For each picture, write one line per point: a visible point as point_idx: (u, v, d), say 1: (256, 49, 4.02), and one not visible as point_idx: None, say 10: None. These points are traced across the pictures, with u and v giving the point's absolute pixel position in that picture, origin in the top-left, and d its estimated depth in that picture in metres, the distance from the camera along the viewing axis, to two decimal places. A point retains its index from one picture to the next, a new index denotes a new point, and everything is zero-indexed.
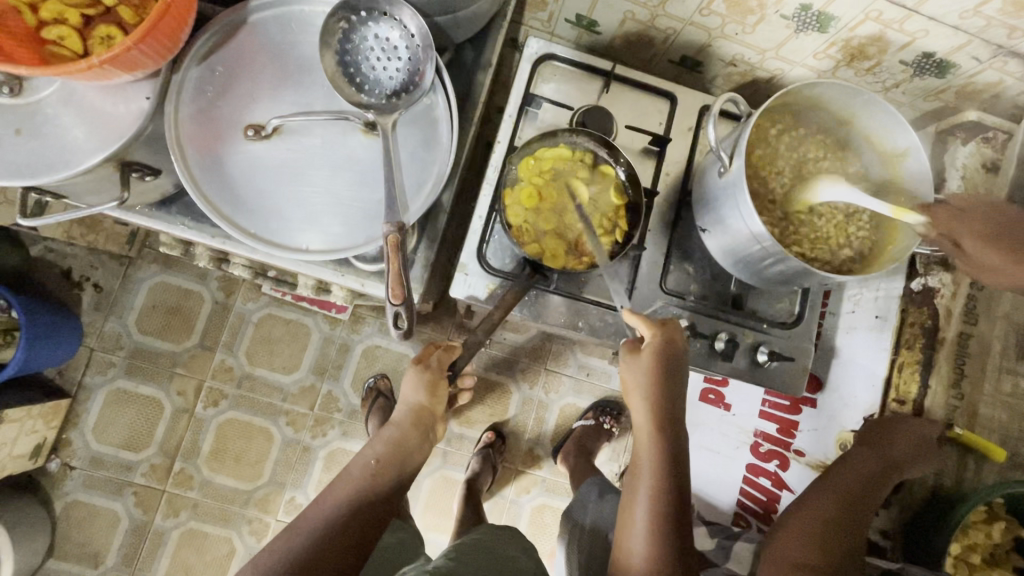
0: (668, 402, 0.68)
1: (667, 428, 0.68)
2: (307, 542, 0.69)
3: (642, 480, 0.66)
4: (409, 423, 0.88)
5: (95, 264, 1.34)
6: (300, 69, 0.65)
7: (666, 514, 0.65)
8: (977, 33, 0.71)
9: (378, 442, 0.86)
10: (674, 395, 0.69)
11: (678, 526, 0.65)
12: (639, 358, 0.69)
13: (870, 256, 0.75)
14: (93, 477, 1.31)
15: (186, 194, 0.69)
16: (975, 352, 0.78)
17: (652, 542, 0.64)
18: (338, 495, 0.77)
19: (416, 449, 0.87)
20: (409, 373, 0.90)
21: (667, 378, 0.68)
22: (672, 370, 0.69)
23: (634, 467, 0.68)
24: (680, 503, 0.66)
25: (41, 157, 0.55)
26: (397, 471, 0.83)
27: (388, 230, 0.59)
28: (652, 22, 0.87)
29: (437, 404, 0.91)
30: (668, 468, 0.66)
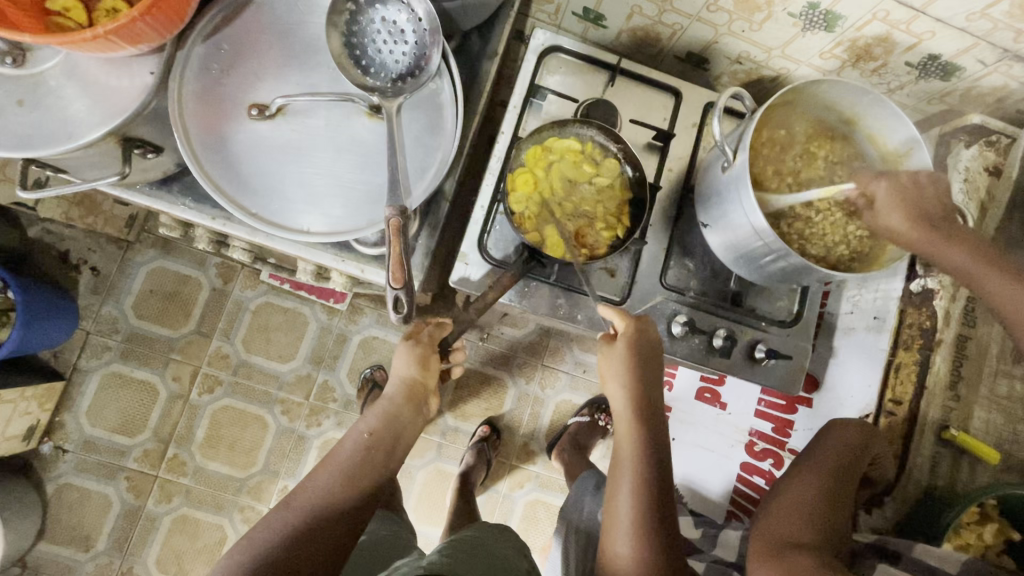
0: (645, 392, 0.71)
1: (645, 417, 0.70)
2: (302, 518, 0.70)
3: (625, 472, 0.67)
4: (402, 397, 0.87)
5: (94, 246, 1.34)
6: (306, 50, 0.65)
7: (649, 498, 0.66)
8: (984, 36, 0.71)
9: (371, 415, 0.85)
10: (651, 385, 0.71)
11: (663, 515, 0.66)
12: (614, 348, 0.72)
13: (868, 257, 0.76)
14: (86, 460, 1.31)
15: (187, 174, 0.68)
16: (971, 353, 0.78)
17: (637, 527, 0.64)
18: (332, 467, 0.77)
19: (408, 423, 0.86)
20: (401, 348, 0.88)
21: (642, 366, 0.71)
22: (646, 361, 0.72)
23: (615, 461, 0.69)
24: (661, 485, 0.67)
25: (43, 129, 0.54)
26: (389, 446, 0.83)
27: (390, 214, 0.59)
28: (659, 17, 0.87)
29: (429, 378, 0.89)
30: (649, 456, 0.67)
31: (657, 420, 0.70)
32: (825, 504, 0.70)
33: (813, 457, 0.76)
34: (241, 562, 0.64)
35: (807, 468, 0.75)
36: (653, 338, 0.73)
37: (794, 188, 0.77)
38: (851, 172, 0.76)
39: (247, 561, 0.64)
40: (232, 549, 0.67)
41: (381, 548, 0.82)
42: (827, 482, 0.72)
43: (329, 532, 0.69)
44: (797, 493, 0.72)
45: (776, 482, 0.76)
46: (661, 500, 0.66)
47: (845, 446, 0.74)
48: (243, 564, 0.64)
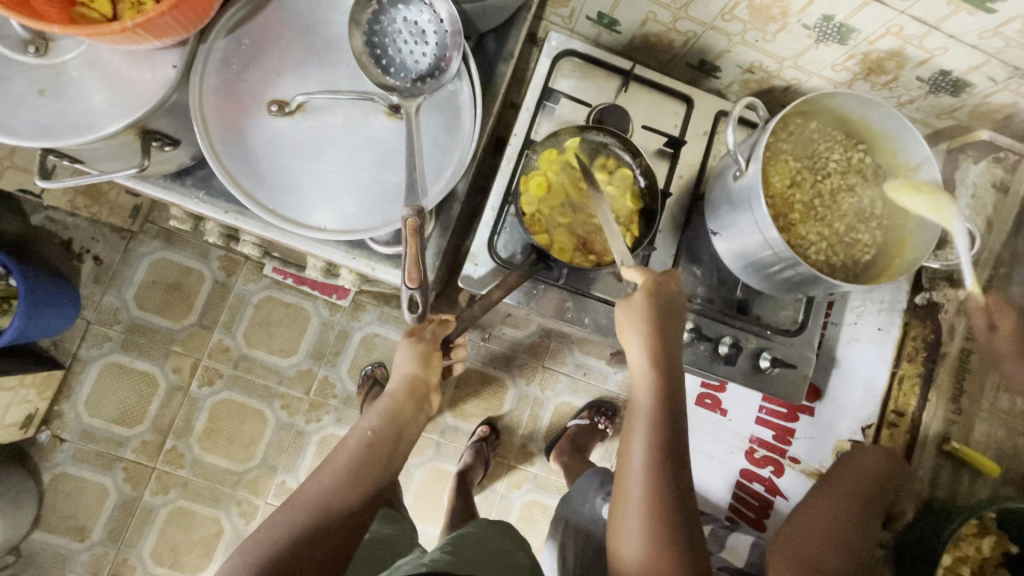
0: (664, 347, 0.68)
1: (663, 373, 0.67)
2: (308, 515, 0.70)
3: (639, 426, 0.65)
4: (404, 393, 0.86)
5: (97, 236, 1.33)
6: (327, 47, 0.65)
7: (663, 452, 0.63)
8: (996, 54, 0.72)
9: (373, 412, 0.85)
10: (670, 340, 0.68)
11: (678, 474, 0.63)
12: (633, 301, 0.68)
13: (875, 269, 0.77)
14: (84, 450, 1.30)
15: (202, 168, 0.68)
16: (975, 367, 0.79)
17: (648, 484, 0.62)
18: (337, 466, 0.77)
19: (411, 420, 0.86)
20: (402, 345, 0.86)
21: (663, 322, 0.68)
22: (666, 316, 0.68)
23: (630, 417, 0.66)
24: (675, 442, 0.64)
25: (64, 119, 0.54)
26: (392, 441, 0.83)
27: (406, 214, 0.59)
28: (673, 24, 0.87)
29: (431, 374, 0.88)
30: (665, 415, 0.65)
31: (674, 374, 0.68)
32: (852, 529, 0.73)
33: (841, 476, 0.77)
34: (250, 560, 0.64)
35: (823, 492, 0.77)
36: (675, 293, 0.70)
37: (803, 203, 0.78)
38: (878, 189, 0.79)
39: (256, 560, 0.64)
40: (240, 547, 0.67)
41: (383, 549, 0.81)
42: (853, 507, 0.74)
43: (335, 530, 0.69)
44: (822, 515, 0.74)
45: (803, 500, 0.78)
46: (675, 456, 0.64)
47: (872, 471, 0.76)
48: (252, 562, 0.64)
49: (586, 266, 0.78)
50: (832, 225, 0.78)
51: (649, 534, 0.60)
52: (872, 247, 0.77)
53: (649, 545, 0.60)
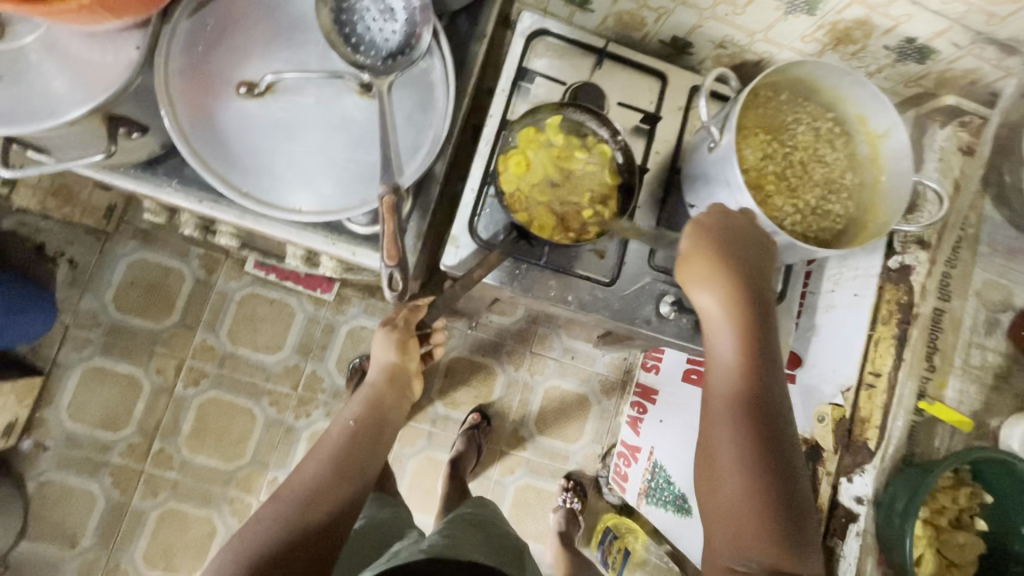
0: (739, 285, 0.66)
1: (743, 317, 0.65)
2: (293, 509, 0.69)
3: (721, 371, 0.65)
4: (384, 381, 0.87)
5: (71, 239, 1.31)
6: (295, 27, 0.64)
7: (745, 397, 0.63)
8: (958, 19, 0.74)
9: (354, 402, 0.85)
10: (745, 277, 0.66)
11: (765, 418, 0.62)
12: (699, 249, 0.67)
13: (848, 235, 0.78)
14: (69, 457, 1.28)
15: (173, 156, 0.67)
16: (947, 326, 0.80)
17: (734, 430, 0.62)
18: (320, 456, 0.77)
19: (393, 406, 0.86)
20: (379, 335, 0.88)
21: (736, 261, 0.66)
22: (734, 253, 0.66)
23: (711, 368, 0.66)
24: (757, 382, 0.63)
25: (26, 105, 0.53)
26: (374, 430, 0.82)
27: (382, 192, 0.58)
28: (644, 1, 0.88)
29: (409, 361, 0.89)
30: (748, 359, 0.64)
31: (757, 312, 0.65)
32: None
33: None
34: (235, 557, 0.63)
35: None
36: (746, 229, 0.68)
37: (776, 173, 0.79)
38: (848, 156, 0.80)
39: (241, 557, 0.63)
40: (224, 546, 0.66)
41: (375, 534, 0.82)
42: None
43: (322, 522, 0.69)
44: None
45: None
46: (760, 401, 0.62)
47: None
48: (238, 559, 0.63)
49: (564, 242, 0.78)
50: (805, 194, 0.79)
51: (743, 480, 0.60)
52: (844, 217, 0.79)
53: (740, 492, 0.60)
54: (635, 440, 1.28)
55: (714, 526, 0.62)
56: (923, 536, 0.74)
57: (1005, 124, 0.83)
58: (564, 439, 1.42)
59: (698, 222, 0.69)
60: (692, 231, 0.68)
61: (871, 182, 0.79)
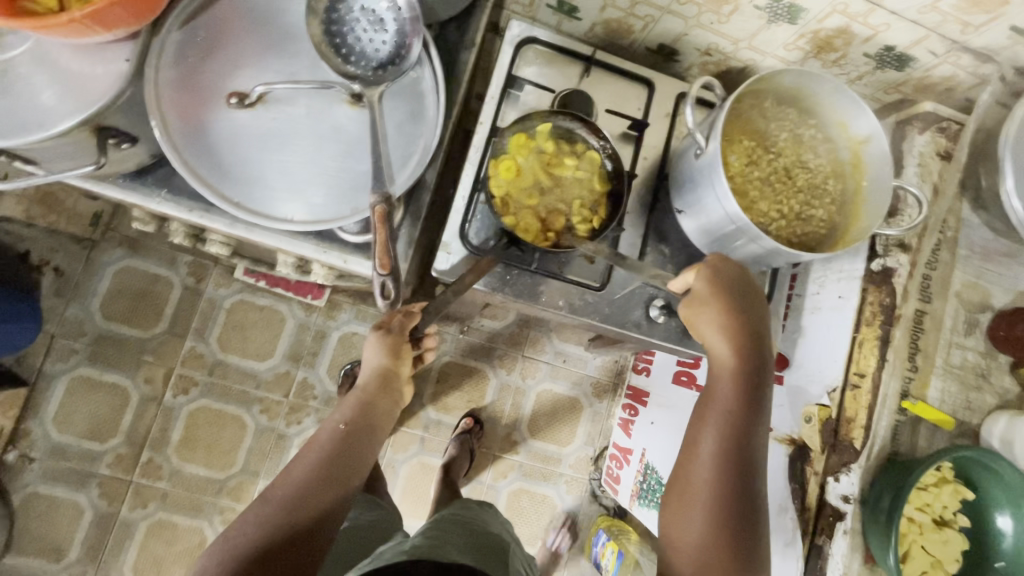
0: (742, 333, 0.68)
1: (744, 373, 0.67)
2: (277, 516, 0.66)
3: (713, 416, 0.66)
4: (375, 385, 0.83)
5: (56, 247, 1.29)
6: (285, 38, 0.64)
7: (733, 441, 0.65)
8: (935, 28, 0.76)
9: (344, 406, 0.81)
10: (750, 324, 0.68)
11: (748, 470, 0.65)
12: (705, 290, 0.69)
13: (831, 239, 0.80)
14: (55, 468, 1.26)
15: (162, 166, 0.67)
16: (928, 327, 0.82)
17: (717, 467, 0.64)
18: (307, 462, 0.72)
19: (384, 414, 0.83)
20: (371, 337, 0.86)
21: (746, 320, 0.68)
22: (740, 302, 0.69)
23: (703, 404, 0.68)
24: (746, 430, 0.65)
25: (14, 118, 0.53)
26: (365, 437, 0.78)
27: (375, 202, 0.59)
28: (631, 9, 0.89)
29: (403, 366, 0.86)
30: (741, 413, 0.66)
31: (756, 361, 0.68)
32: None
33: None
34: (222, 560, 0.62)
35: None
36: (756, 296, 0.70)
37: (761, 179, 0.80)
38: (830, 162, 0.82)
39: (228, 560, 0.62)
40: (208, 553, 0.64)
41: (363, 534, 0.85)
42: None
43: (306, 531, 0.66)
44: None
45: None
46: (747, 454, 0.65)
47: None
48: (222, 567, 0.61)
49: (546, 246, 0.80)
50: (789, 200, 0.81)
51: (712, 523, 0.63)
52: (826, 222, 0.81)
53: (708, 529, 0.63)
54: (627, 441, 1.29)
55: (675, 554, 0.64)
56: (908, 533, 0.76)
57: (981, 130, 0.85)
58: (557, 442, 1.43)
59: (710, 262, 0.71)
60: (701, 272, 0.70)
61: (853, 188, 0.81)
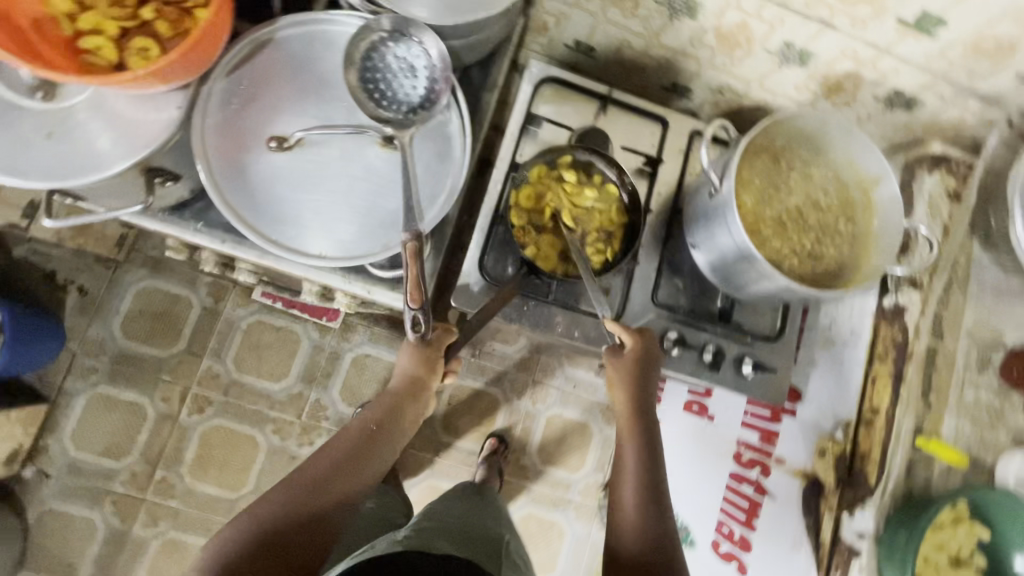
0: (642, 385, 0.76)
1: (641, 417, 0.75)
2: (298, 499, 0.66)
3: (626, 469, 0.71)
4: (404, 392, 0.80)
5: (82, 267, 1.33)
6: (322, 85, 0.68)
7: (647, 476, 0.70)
8: (943, 73, 0.79)
9: (375, 406, 0.79)
10: (648, 380, 0.77)
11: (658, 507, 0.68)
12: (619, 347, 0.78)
13: (843, 277, 0.82)
14: (70, 485, 1.28)
15: (199, 201, 0.70)
16: (941, 364, 0.83)
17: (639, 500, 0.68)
18: (334, 453, 0.72)
19: (411, 418, 0.81)
20: (404, 344, 0.81)
21: (642, 373, 0.77)
22: (643, 361, 0.77)
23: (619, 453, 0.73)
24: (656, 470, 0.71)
25: (70, 160, 0.56)
26: (388, 439, 0.77)
27: (405, 238, 0.61)
28: (646, 50, 0.93)
29: (433, 378, 0.82)
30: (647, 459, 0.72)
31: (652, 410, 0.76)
32: None
33: None
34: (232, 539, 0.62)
35: None
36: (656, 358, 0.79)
37: (773, 215, 0.83)
38: (841, 202, 0.84)
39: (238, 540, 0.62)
40: (237, 516, 0.65)
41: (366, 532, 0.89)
42: None
43: (325, 512, 0.67)
44: None
45: None
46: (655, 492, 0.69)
47: None
48: (246, 539, 0.62)
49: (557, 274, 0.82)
50: (801, 237, 0.83)
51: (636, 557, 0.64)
52: (838, 260, 0.83)
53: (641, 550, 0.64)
54: None
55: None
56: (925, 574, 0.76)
57: (989, 171, 0.87)
58: (566, 467, 1.43)
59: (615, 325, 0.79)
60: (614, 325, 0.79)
61: (864, 228, 0.83)
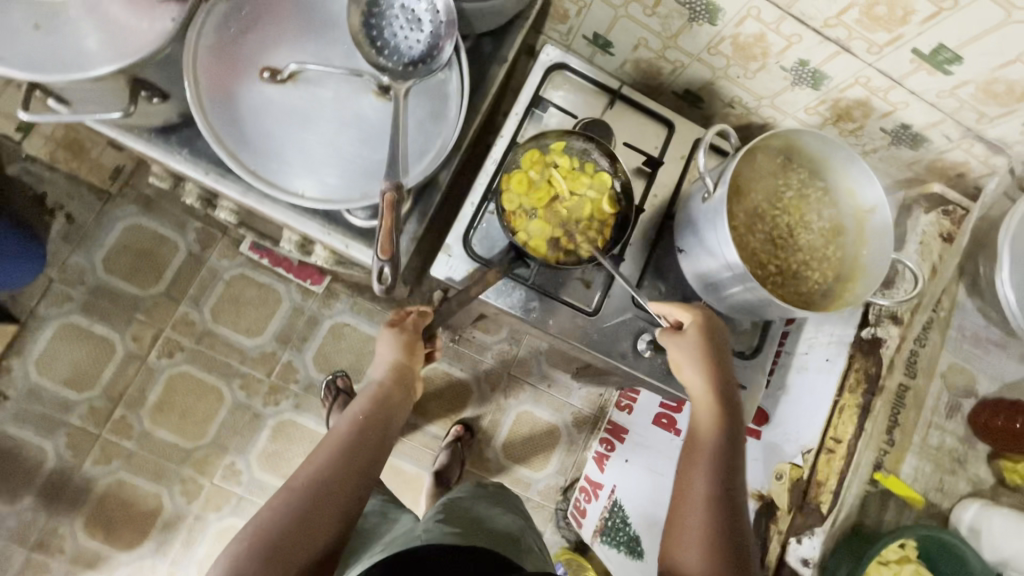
0: (719, 375, 0.77)
1: (718, 408, 0.76)
2: (306, 502, 0.65)
3: (702, 458, 0.73)
4: (391, 380, 0.82)
5: (73, 194, 1.31)
6: (324, 24, 0.67)
7: (718, 473, 0.72)
8: (952, 113, 0.79)
9: (361, 398, 0.79)
10: (725, 369, 0.78)
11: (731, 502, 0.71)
12: (686, 333, 0.77)
13: (825, 301, 0.81)
14: (27, 411, 1.26)
15: (188, 127, 0.69)
16: (910, 403, 0.82)
17: (710, 498, 0.70)
18: (330, 446, 0.71)
19: (400, 405, 0.80)
20: (384, 335, 0.85)
21: (720, 365, 0.77)
22: (718, 349, 0.78)
23: (692, 445, 0.76)
24: (731, 467, 0.73)
25: (55, 56, 0.55)
26: (383, 427, 0.76)
27: (385, 188, 0.60)
28: (662, 52, 0.92)
29: (417, 361, 0.85)
30: (724, 452, 0.73)
31: (732, 403, 0.77)
32: None
33: None
34: (248, 549, 0.61)
35: None
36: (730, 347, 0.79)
37: (762, 231, 0.82)
38: (833, 225, 0.83)
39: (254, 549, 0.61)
40: (237, 535, 0.63)
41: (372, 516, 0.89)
42: None
43: (337, 509, 0.66)
44: None
45: None
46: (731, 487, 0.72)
47: None
48: (254, 553, 0.61)
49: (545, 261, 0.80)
50: (788, 257, 0.82)
51: (706, 552, 0.66)
52: (822, 284, 0.82)
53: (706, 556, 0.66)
54: (598, 475, 1.26)
55: None
56: None
57: (985, 219, 0.87)
58: (529, 465, 1.42)
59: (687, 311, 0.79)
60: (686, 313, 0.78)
61: (854, 255, 0.82)
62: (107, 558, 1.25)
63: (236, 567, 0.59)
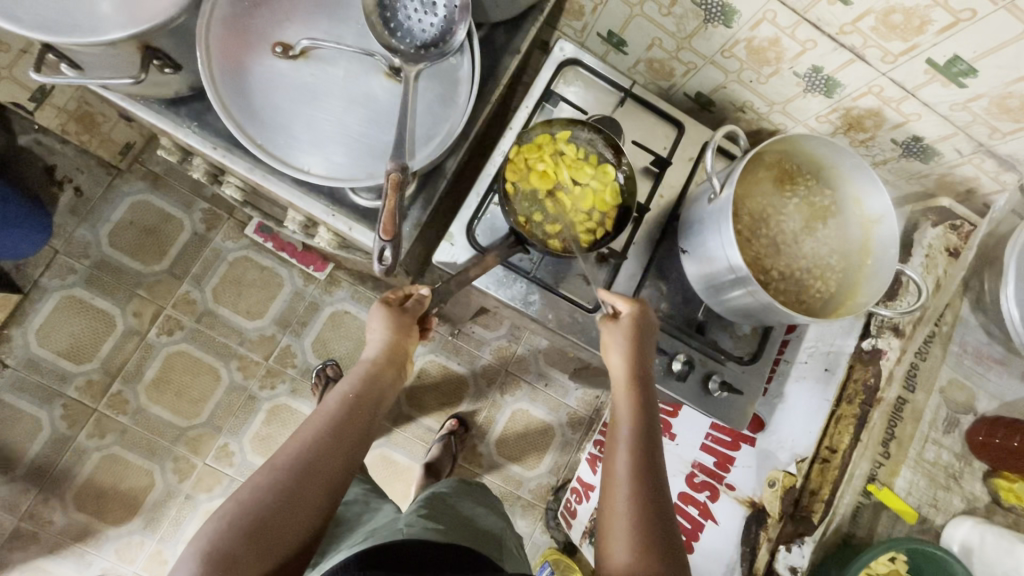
0: (641, 359, 0.76)
1: (637, 393, 0.74)
2: (291, 479, 0.64)
3: (624, 445, 0.69)
4: (384, 361, 0.80)
5: (82, 167, 1.31)
6: (339, 3, 0.67)
7: (643, 460, 0.67)
8: (964, 127, 0.78)
9: (352, 375, 0.77)
10: (647, 355, 0.77)
11: (657, 483, 0.66)
12: (614, 323, 0.78)
13: (824, 309, 0.81)
14: (25, 380, 1.27)
15: (198, 100, 0.71)
16: (907, 416, 0.81)
17: (636, 487, 0.65)
18: (317, 424, 0.70)
19: (389, 386, 0.79)
20: (376, 313, 0.83)
21: (642, 350, 0.76)
22: (640, 336, 0.77)
23: (614, 436, 0.71)
24: (653, 454, 0.69)
25: (69, 17, 0.55)
26: (372, 408, 0.75)
27: (391, 168, 0.61)
28: (676, 53, 0.92)
29: (410, 342, 0.84)
30: (644, 439, 0.69)
31: (648, 390, 0.75)
32: None
33: None
34: (229, 526, 0.60)
35: None
36: (650, 334, 0.78)
37: (766, 236, 0.82)
38: (837, 233, 0.83)
39: (235, 526, 0.60)
40: (218, 510, 0.62)
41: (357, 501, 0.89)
42: None
43: (322, 487, 0.65)
44: None
45: None
46: (654, 471, 0.67)
47: None
48: (235, 527, 0.60)
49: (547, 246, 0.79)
50: (791, 263, 0.82)
51: (636, 538, 0.60)
52: (823, 293, 0.82)
53: (636, 545, 0.60)
54: (591, 477, 1.25)
55: None
56: None
57: (992, 236, 0.86)
58: (522, 463, 1.41)
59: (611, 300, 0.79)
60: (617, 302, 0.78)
61: (858, 263, 0.81)
62: (95, 532, 1.25)
63: (216, 542, 0.58)
